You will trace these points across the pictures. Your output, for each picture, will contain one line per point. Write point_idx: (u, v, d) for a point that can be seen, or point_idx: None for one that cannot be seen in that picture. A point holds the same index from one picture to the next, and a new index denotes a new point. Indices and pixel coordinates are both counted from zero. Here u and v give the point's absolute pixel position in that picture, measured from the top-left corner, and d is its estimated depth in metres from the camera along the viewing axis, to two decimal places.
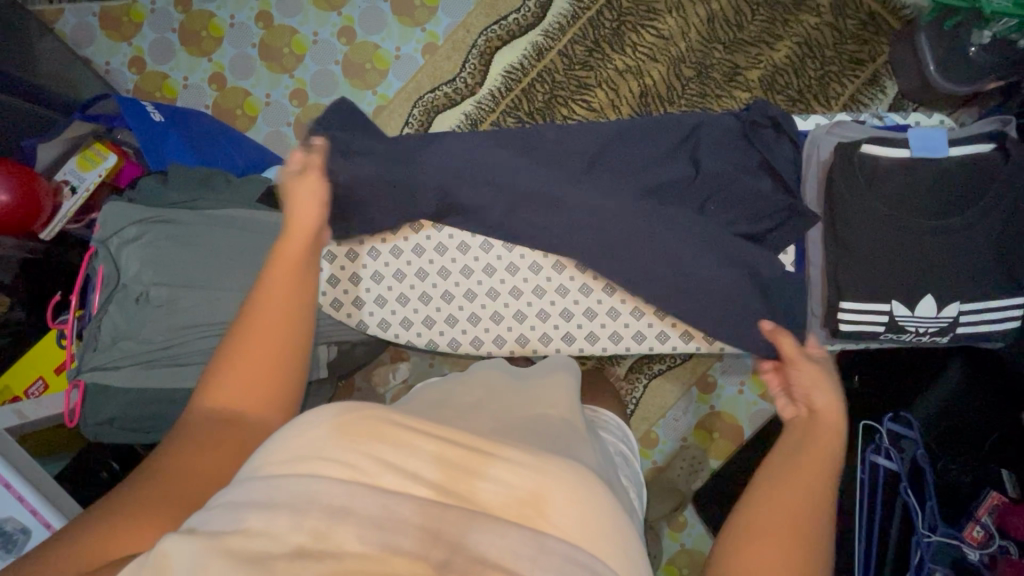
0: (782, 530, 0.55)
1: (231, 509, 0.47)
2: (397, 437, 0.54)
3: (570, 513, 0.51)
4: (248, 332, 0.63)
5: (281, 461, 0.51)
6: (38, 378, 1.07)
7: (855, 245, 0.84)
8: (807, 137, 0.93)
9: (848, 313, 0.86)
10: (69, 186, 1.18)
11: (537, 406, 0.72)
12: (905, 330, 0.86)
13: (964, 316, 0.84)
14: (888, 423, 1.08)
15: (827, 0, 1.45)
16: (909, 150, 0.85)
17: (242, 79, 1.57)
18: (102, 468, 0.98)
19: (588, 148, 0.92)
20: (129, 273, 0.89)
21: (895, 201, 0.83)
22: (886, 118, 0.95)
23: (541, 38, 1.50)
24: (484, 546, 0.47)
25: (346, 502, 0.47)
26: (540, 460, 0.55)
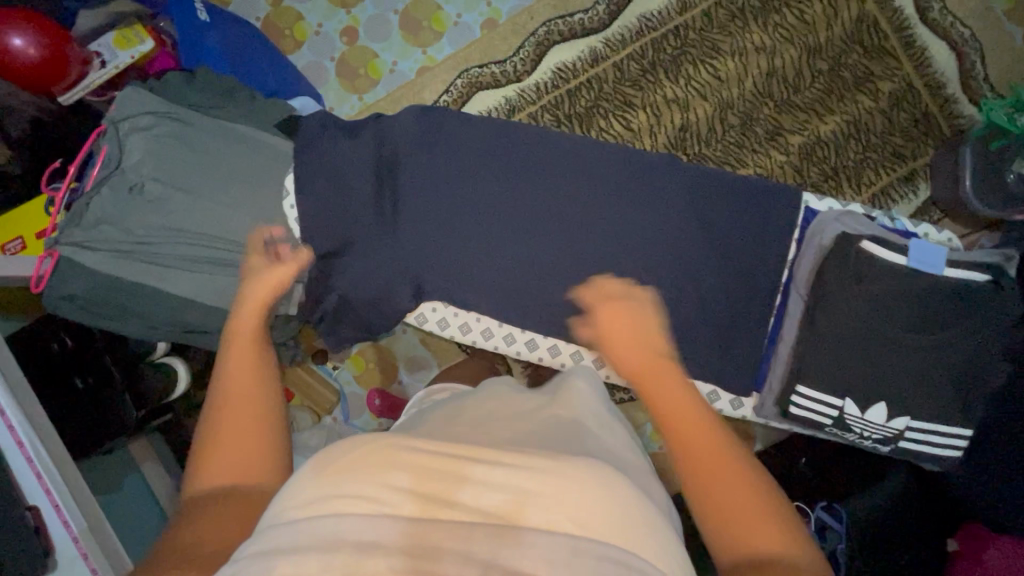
0: (736, 480, 0.57)
1: (262, 557, 0.48)
2: (402, 461, 0.55)
3: (595, 511, 0.52)
4: (232, 399, 0.66)
5: (306, 504, 0.52)
6: (17, 238, 1.06)
7: (827, 333, 0.84)
8: (815, 219, 0.90)
9: (802, 398, 0.87)
10: (100, 59, 1.17)
11: (546, 408, 0.71)
12: (851, 430, 0.87)
13: (910, 431, 0.84)
14: (818, 511, 1.11)
15: (887, 87, 1.44)
16: (905, 258, 0.83)
17: (299, 1, 1.55)
18: (53, 339, 0.99)
19: (613, 169, 0.91)
20: (130, 161, 0.89)
21: (881, 304, 0.82)
22: (896, 222, 0.93)
23: (600, 45, 1.49)
24: (520, 560, 0.47)
25: (377, 536, 0.48)
26: (547, 467, 0.55)
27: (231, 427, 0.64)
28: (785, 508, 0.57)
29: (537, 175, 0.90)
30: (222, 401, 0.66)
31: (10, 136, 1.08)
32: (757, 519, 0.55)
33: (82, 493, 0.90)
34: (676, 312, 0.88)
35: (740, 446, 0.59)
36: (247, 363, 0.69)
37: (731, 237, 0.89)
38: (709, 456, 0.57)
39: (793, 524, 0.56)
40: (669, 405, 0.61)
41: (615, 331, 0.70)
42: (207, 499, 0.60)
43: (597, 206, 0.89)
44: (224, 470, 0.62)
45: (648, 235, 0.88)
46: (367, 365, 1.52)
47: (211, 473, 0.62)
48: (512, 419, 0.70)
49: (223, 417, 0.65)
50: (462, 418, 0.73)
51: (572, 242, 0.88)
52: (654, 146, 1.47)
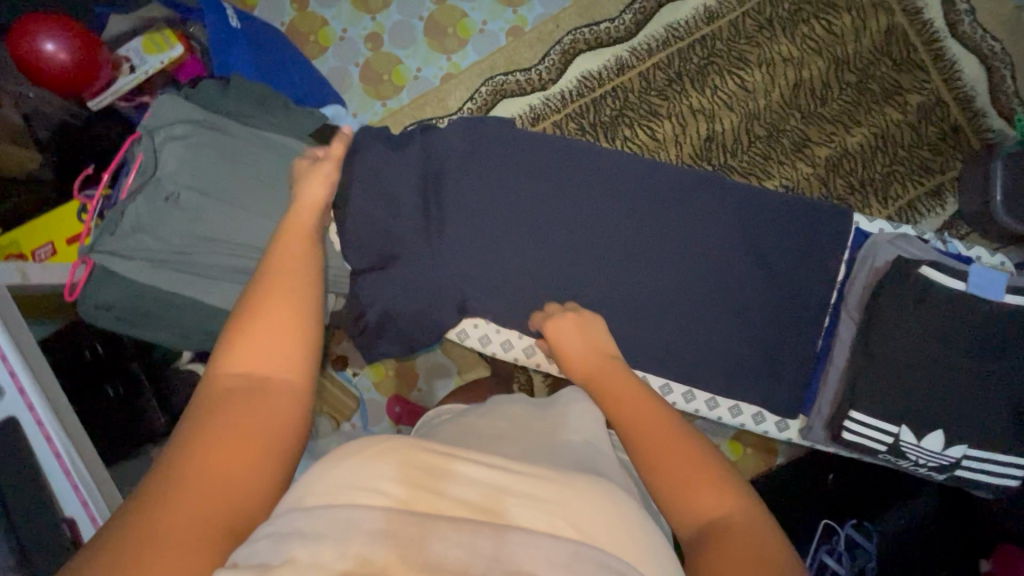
0: (684, 464, 0.56)
1: (276, 539, 0.42)
2: (428, 464, 0.51)
3: (624, 541, 0.49)
4: (268, 288, 0.59)
5: (318, 492, 0.47)
6: (47, 244, 1.06)
7: (882, 360, 0.83)
8: (868, 240, 0.89)
9: (856, 424, 0.85)
10: (129, 64, 1.17)
11: (560, 435, 0.67)
12: (905, 456, 0.85)
13: (967, 460, 0.82)
14: (848, 528, 1.10)
15: (916, 100, 1.43)
16: (964, 283, 0.82)
17: (324, 7, 1.55)
18: (86, 346, 0.99)
19: (650, 183, 0.90)
20: (165, 169, 0.88)
21: (938, 331, 0.81)
22: (948, 245, 0.92)
23: (626, 54, 1.48)
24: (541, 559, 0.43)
25: (388, 525, 0.43)
26: (559, 480, 0.53)
27: (266, 316, 0.57)
28: (728, 467, 0.58)
29: (578, 193, 0.90)
30: (258, 288, 0.60)
31: (40, 139, 1.11)
32: (701, 482, 0.55)
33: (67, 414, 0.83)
34: (718, 334, 0.89)
35: (678, 419, 0.61)
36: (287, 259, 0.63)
37: (769, 257, 0.89)
38: (649, 431, 0.59)
39: (737, 483, 0.56)
40: (610, 397, 0.65)
41: (565, 340, 0.75)
42: (231, 393, 0.53)
43: (637, 222, 0.90)
44: (252, 360, 0.55)
45: (693, 255, 0.89)
46: (387, 373, 1.51)
47: (238, 360, 0.55)
48: (528, 442, 0.66)
49: (259, 305, 0.58)
50: (473, 437, 0.68)
51: (616, 261, 0.89)
52: (679, 156, 1.46)
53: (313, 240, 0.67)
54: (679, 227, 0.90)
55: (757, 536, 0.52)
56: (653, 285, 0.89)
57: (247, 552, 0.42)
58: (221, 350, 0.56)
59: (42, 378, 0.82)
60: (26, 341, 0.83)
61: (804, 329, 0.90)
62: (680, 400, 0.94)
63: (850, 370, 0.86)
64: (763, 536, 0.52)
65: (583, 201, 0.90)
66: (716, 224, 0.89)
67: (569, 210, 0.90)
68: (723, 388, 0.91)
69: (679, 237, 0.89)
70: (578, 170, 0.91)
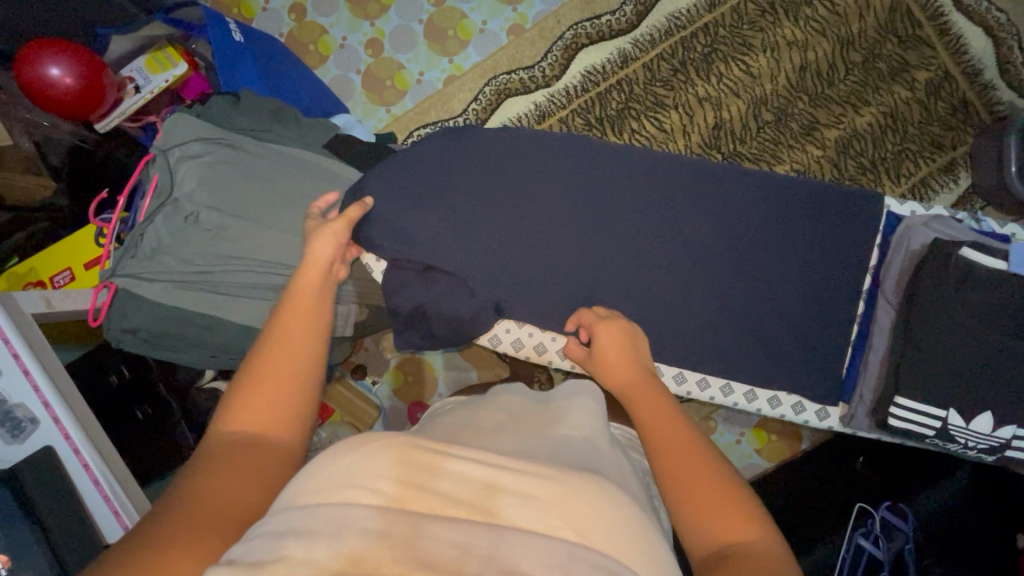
0: (710, 488, 0.58)
1: (271, 538, 0.47)
2: (427, 462, 0.54)
3: (602, 531, 0.52)
4: (275, 349, 0.64)
5: (314, 490, 0.51)
6: (66, 269, 1.06)
7: (927, 345, 0.82)
8: (901, 223, 0.89)
9: (902, 409, 0.84)
10: (133, 85, 1.16)
11: (559, 425, 0.70)
12: (954, 441, 0.84)
13: (1016, 441, 0.81)
14: (883, 510, 1.09)
15: (924, 77, 1.42)
16: (1006, 263, 0.81)
17: (322, 15, 1.54)
18: (112, 371, 0.97)
19: (668, 176, 0.90)
20: (183, 190, 0.89)
21: (981, 311, 0.80)
22: (982, 223, 0.92)
23: (629, 46, 1.47)
24: (526, 564, 0.46)
25: (382, 526, 0.47)
26: (561, 475, 0.56)
27: (263, 381, 0.62)
28: (750, 496, 0.59)
29: (597, 190, 0.90)
30: (258, 360, 0.63)
31: (51, 163, 1.13)
32: (721, 506, 0.57)
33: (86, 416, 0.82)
34: (744, 322, 0.89)
35: (708, 446, 0.62)
36: (289, 327, 0.66)
37: (793, 243, 0.89)
38: (676, 454, 0.61)
39: (756, 510, 0.57)
40: (647, 413, 0.66)
41: (608, 353, 0.75)
42: (230, 444, 0.59)
43: (659, 215, 0.89)
44: (248, 421, 0.60)
45: (717, 245, 0.89)
46: (406, 378, 1.51)
47: (237, 421, 0.60)
48: (527, 430, 0.68)
49: (260, 371, 0.63)
50: (476, 422, 0.71)
51: (637, 256, 0.89)
52: (688, 146, 1.45)
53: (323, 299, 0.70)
54: (700, 218, 0.89)
55: (773, 562, 0.53)
56: (676, 278, 0.89)
57: (243, 549, 0.47)
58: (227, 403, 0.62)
59: (65, 392, 0.81)
60: (48, 356, 0.82)
61: (829, 314, 0.90)
62: (717, 394, 0.93)
63: (895, 355, 0.85)
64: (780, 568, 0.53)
65: (603, 199, 0.89)
66: (737, 213, 0.89)
67: (588, 207, 0.89)
68: (751, 377, 0.90)
69: (700, 228, 0.89)
70: (594, 167, 0.90)
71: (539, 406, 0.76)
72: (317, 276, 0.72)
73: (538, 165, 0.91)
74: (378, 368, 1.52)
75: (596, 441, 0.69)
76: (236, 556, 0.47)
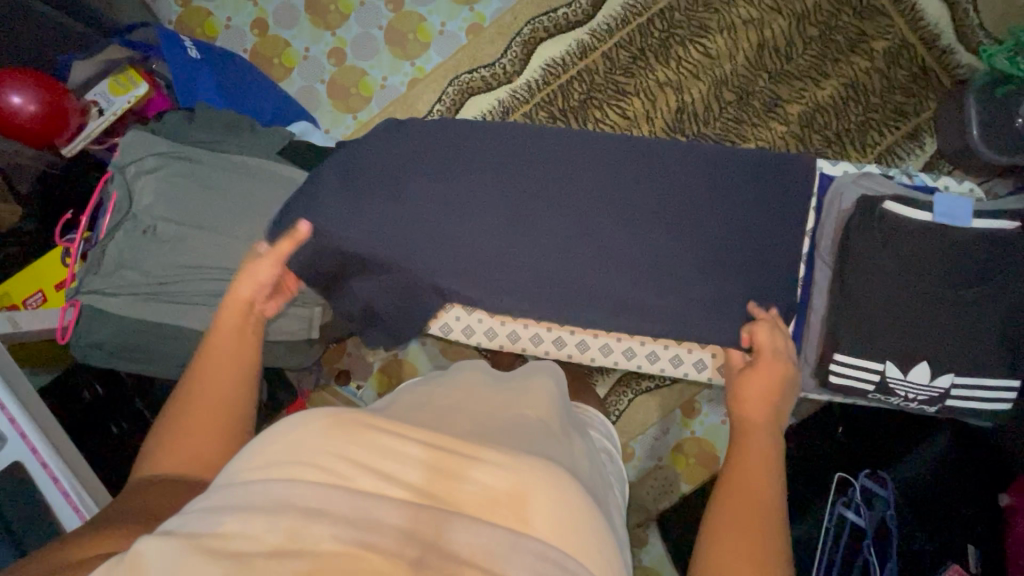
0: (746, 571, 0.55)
1: (210, 512, 0.48)
2: (374, 440, 0.54)
3: (540, 507, 0.52)
4: (199, 388, 0.68)
5: (259, 468, 0.52)
6: (38, 291, 1.08)
7: (857, 298, 0.83)
8: (831, 184, 0.90)
9: (838, 365, 0.84)
10: (97, 108, 1.19)
11: (514, 405, 0.71)
12: (893, 394, 0.84)
13: (954, 389, 0.82)
14: (864, 478, 1.07)
15: (882, 46, 1.42)
16: (931, 214, 0.82)
17: (284, 28, 1.57)
18: (85, 388, 1.00)
19: (614, 157, 0.91)
20: (141, 204, 0.90)
21: (907, 261, 0.81)
22: (916, 178, 0.93)
23: (587, 37, 1.48)
24: (461, 543, 0.48)
25: (323, 505, 0.48)
26: (525, 461, 0.55)
27: (190, 417, 0.66)
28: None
29: (547, 175, 0.91)
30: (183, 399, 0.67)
31: (20, 192, 1.11)
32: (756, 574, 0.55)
33: (44, 420, 0.87)
34: (695, 291, 0.89)
35: (779, 514, 0.60)
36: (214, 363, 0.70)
37: (747, 213, 0.88)
38: (743, 504, 0.60)
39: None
40: (746, 453, 0.65)
41: (751, 377, 0.74)
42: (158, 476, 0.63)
43: (608, 194, 0.90)
44: (173, 455, 0.64)
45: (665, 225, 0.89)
46: (390, 380, 1.49)
47: (162, 454, 0.64)
48: (482, 408, 0.69)
49: (185, 408, 0.67)
50: (432, 399, 0.71)
51: (590, 235, 0.90)
52: (653, 131, 1.46)
53: (246, 336, 0.73)
54: (650, 196, 0.90)
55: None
56: (630, 256, 0.89)
57: (180, 522, 0.48)
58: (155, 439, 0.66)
59: (32, 407, 0.86)
60: (15, 375, 0.86)
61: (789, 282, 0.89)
62: (667, 366, 1.00)
63: (830, 313, 0.85)
64: None
65: (553, 182, 0.90)
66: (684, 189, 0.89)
67: (537, 192, 0.90)
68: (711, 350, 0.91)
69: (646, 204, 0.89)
70: (540, 152, 0.91)
71: (498, 386, 0.77)
72: (238, 314, 0.74)
73: (486, 154, 0.92)
74: (362, 373, 1.51)
75: (552, 423, 0.70)
76: (173, 528, 0.48)
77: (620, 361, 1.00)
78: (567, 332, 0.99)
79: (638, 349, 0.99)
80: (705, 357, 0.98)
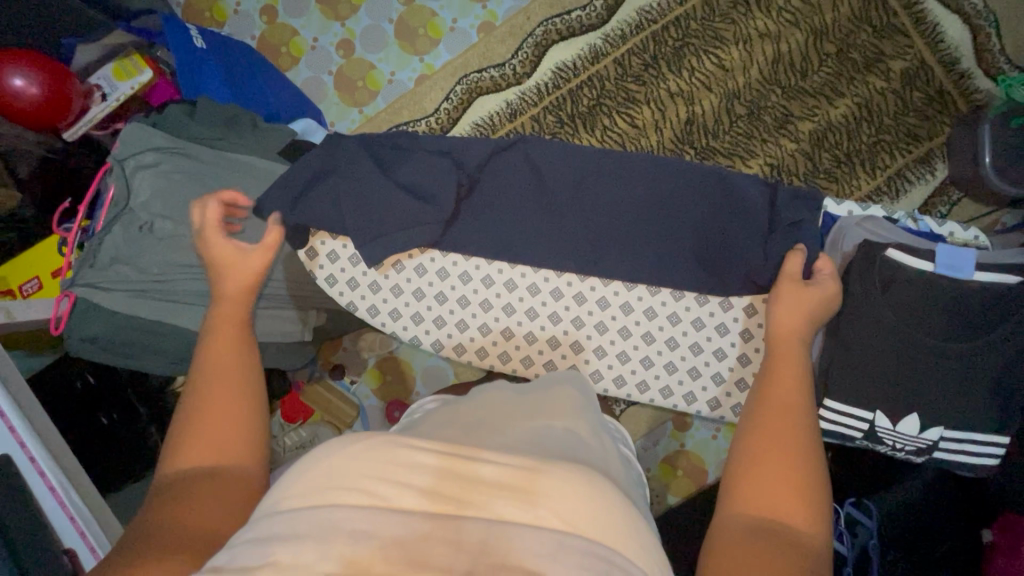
0: (779, 453, 0.60)
1: (257, 544, 0.46)
2: (408, 457, 0.52)
3: (613, 521, 0.50)
4: (209, 387, 0.66)
5: (301, 495, 0.49)
6: (34, 277, 1.09)
7: (853, 347, 0.82)
8: (835, 225, 0.89)
9: (832, 411, 0.84)
10: (100, 92, 1.17)
11: (539, 416, 0.67)
12: (882, 442, 0.84)
13: (944, 441, 0.82)
14: (846, 506, 1.09)
15: (899, 66, 1.39)
16: (932, 264, 0.80)
17: (293, 17, 1.55)
18: (77, 377, 1.01)
19: (617, 182, 0.92)
20: (138, 199, 0.90)
21: (905, 310, 0.80)
22: (920, 222, 0.91)
23: (599, 41, 1.46)
24: (511, 556, 0.45)
25: (370, 526, 0.46)
26: (572, 471, 0.52)
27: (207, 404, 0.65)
28: (825, 499, 0.58)
29: (548, 193, 0.92)
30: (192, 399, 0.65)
31: (20, 175, 1.09)
32: (784, 487, 0.58)
33: (47, 433, 0.89)
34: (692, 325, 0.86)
35: (811, 429, 0.63)
36: (219, 355, 0.69)
37: (760, 237, 0.87)
38: (775, 423, 0.62)
39: (826, 513, 0.57)
40: (778, 366, 0.69)
41: (786, 305, 0.75)
42: (187, 478, 0.61)
43: (610, 214, 0.91)
44: (207, 447, 0.63)
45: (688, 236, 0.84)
46: (385, 377, 1.48)
47: (190, 446, 0.63)
48: (506, 423, 0.65)
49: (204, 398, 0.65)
50: (457, 419, 0.68)
51: (592, 253, 0.92)
52: (660, 142, 1.44)
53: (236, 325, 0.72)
54: (654, 223, 0.91)
55: (811, 555, 0.54)
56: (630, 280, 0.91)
57: (229, 556, 0.46)
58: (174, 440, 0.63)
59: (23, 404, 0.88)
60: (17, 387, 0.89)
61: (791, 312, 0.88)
62: (656, 396, 0.94)
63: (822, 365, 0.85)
64: (813, 548, 0.55)
65: (553, 202, 0.92)
66: (699, 219, 0.90)
67: (536, 220, 0.92)
68: (693, 382, 0.92)
69: (651, 226, 0.91)
70: (532, 181, 0.93)
71: (517, 399, 0.72)
72: (238, 294, 0.75)
73: (501, 188, 0.93)
74: (358, 367, 1.50)
75: (576, 432, 0.65)
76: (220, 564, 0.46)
77: (609, 389, 0.94)
78: (557, 355, 0.94)
79: (629, 377, 0.93)
80: (695, 389, 0.92)
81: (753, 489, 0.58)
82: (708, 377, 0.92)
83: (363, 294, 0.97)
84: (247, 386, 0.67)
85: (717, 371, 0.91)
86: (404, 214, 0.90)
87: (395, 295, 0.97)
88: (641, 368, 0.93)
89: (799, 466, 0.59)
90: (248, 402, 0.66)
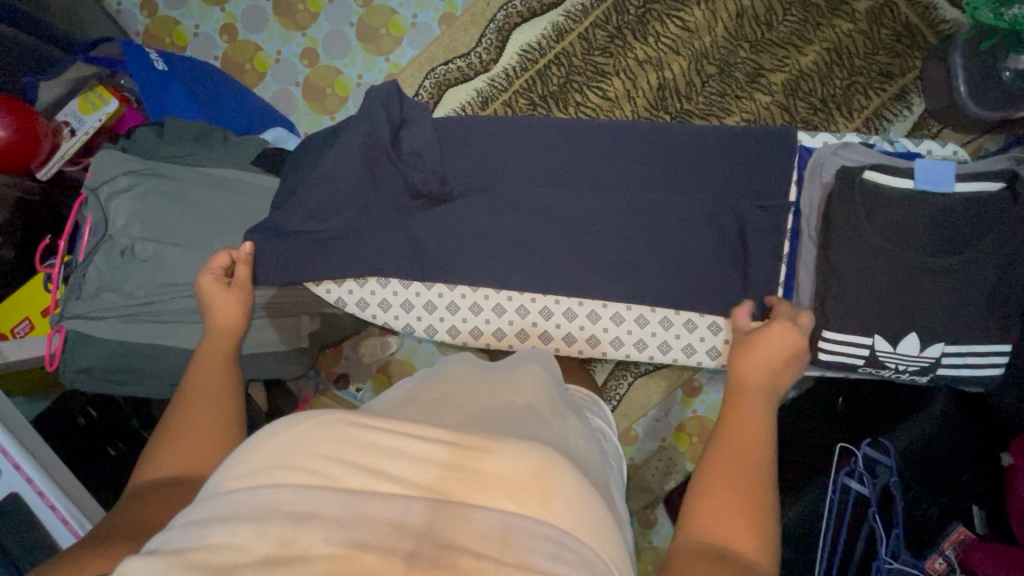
0: (738, 485, 0.58)
1: (193, 527, 0.44)
2: (359, 438, 0.50)
3: (572, 503, 0.48)
4: (184, 407, 0.70)
5: (250, 473, 0.48)
6: (24, 319, 1.10)
7: (843, 276, 0.81)
8: (812, 156, 0.89)
9: (830, 343, 0.83)
10: (69, 128, 1.16)
11: (502, 392, 0.64)
12: (885, 366, 0.84)
13: (946, 357, 0.81)
14: (866, 448, 1.02)
15: (863, 7, 1.38)
16: (913, 182, 0.80)
17: (254, 33, 1.54)
18: (80, 413, 1.03)
19: (587, 148, 0.90)
20: (117, 224, 0.90)
21: (892, 233, 0.80)
22: (896, 144, 0.92)
23: (561, 19, 1.45)
24: (457, 537, 0.44)
25: (313, 507, 0.45)
26: (535, 453, 0.50)
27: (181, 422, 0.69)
28: (772, 527, 0.57)
29: (520, 167, 0.91)
30: (168, 418, 0.70)
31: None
32: (738, 513, 0.57)
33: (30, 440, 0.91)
34: (682, 273, 0.88)
35: (771, 462, 0.61)
36: (200, 381, 0.73)
37: (735, 186, 0.86)
38: (735, 452, 0.61)
39: (773, 542, 0.56)
40: (745, 401, 0.66)
41: (749, 355, 0.70)
42: (166, 484, 0.64)
43: (585, 178, 0.90)
44: (180, 464, 0.66)
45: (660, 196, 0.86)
46: (390, 380, 1.47)
47: (165, 458, 0.66)
48: (467, 396, 0.63)
49: (178, 419, 0.69)
50: (421, 391, 0.65)
51: (568, 225, 0.89)
52: (635, 112, 1.43)
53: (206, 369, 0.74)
54: (628, 182, 0.89)
55: None
56: (611, 243, 0.89)
57: (164, 538, 0.45)
58: (153, 451, 0.67)
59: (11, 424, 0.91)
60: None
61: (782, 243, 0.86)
62: (656, 353, 0.94)
63: (817, 295, 0.83)
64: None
65: (526, 176, 0.91)
66: (680, 168, 0.88)
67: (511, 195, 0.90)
68: (690, 336, 0.92)
69: (631, 184, 0.89)
70: (502, 156, 0.91)
71: (484, 373, 0.69)
72: (224, 334, 0.78)
73: (470, 168, 0.91)
74: (361, 375, 1.49)
75: (539, 408, 0.62)
76: (157, 547, 0.45)
77: (607, 352, 0.95)
78: (552, 326, 0.94)
79: (625, 338, 0.93)
80: (694, 342, 0.92)
81: (709, 511, 0.57)
82: (705, 327, 0.91)
83: (350, 289, 0.96)
84: (225, 402, 0.71)
85: (712, 319, 0.91)
86: (383, 209, 0.91)
87: (382, 284, 0.96)
88: (637, 328, 0.93)
89: (754, 498, 0.58)
90: (227, 411, 0.70)
